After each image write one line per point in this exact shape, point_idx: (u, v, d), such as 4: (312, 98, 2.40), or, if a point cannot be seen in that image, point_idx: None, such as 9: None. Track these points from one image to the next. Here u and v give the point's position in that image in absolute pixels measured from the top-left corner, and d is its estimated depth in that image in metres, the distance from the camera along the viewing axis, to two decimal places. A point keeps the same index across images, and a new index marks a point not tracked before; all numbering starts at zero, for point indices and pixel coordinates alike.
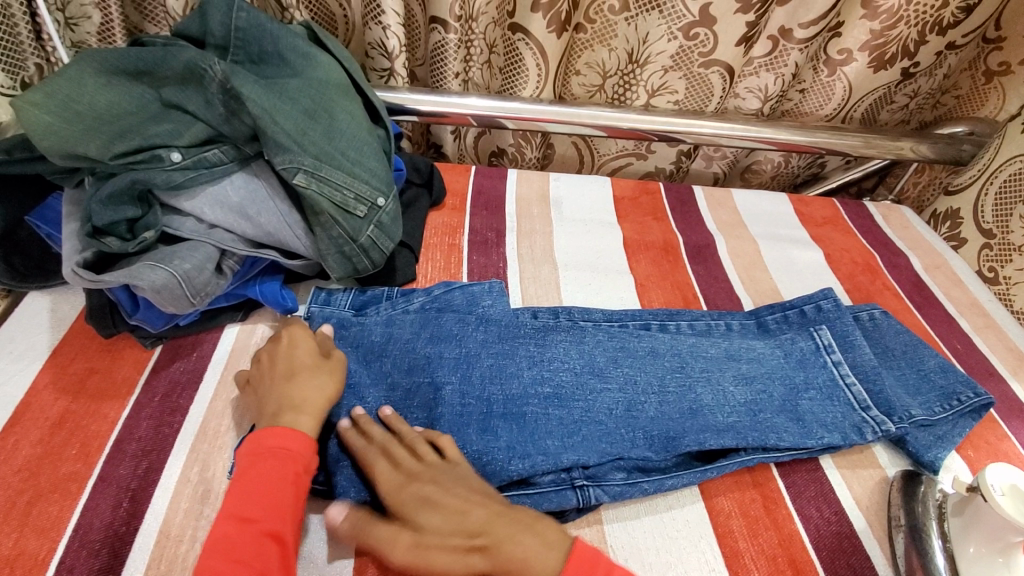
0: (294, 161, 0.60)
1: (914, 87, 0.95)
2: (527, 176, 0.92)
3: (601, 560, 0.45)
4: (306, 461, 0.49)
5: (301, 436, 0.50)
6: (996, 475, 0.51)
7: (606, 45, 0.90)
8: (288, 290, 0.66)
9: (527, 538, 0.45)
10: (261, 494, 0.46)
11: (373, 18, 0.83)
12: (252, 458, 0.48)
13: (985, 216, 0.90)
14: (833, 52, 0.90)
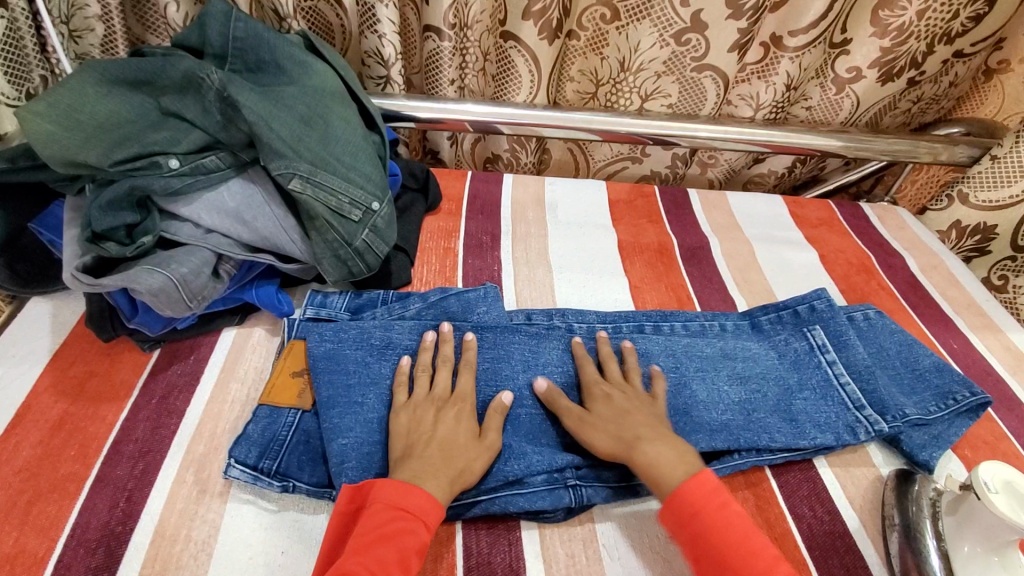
0: (289, 167, 0.61)
1: (918, 94, 0.95)
2: (523, 181, 0.93)
3: (722, 492, 0.48)
4: (430, 529, 0.46)
5: (433, 502, 0.46)
6: (987, 471, 0.51)
7: (599, 54, 0.93)
8: (283, 293, 0.67)
9: (661, 449, 0.52)
10: (385, 550, 0.43)
11: (369, 27, 0.85)
12: (379, 507, 0.45)
13: (1021, 235, 0.86)
14: (842, 69, 0.91)
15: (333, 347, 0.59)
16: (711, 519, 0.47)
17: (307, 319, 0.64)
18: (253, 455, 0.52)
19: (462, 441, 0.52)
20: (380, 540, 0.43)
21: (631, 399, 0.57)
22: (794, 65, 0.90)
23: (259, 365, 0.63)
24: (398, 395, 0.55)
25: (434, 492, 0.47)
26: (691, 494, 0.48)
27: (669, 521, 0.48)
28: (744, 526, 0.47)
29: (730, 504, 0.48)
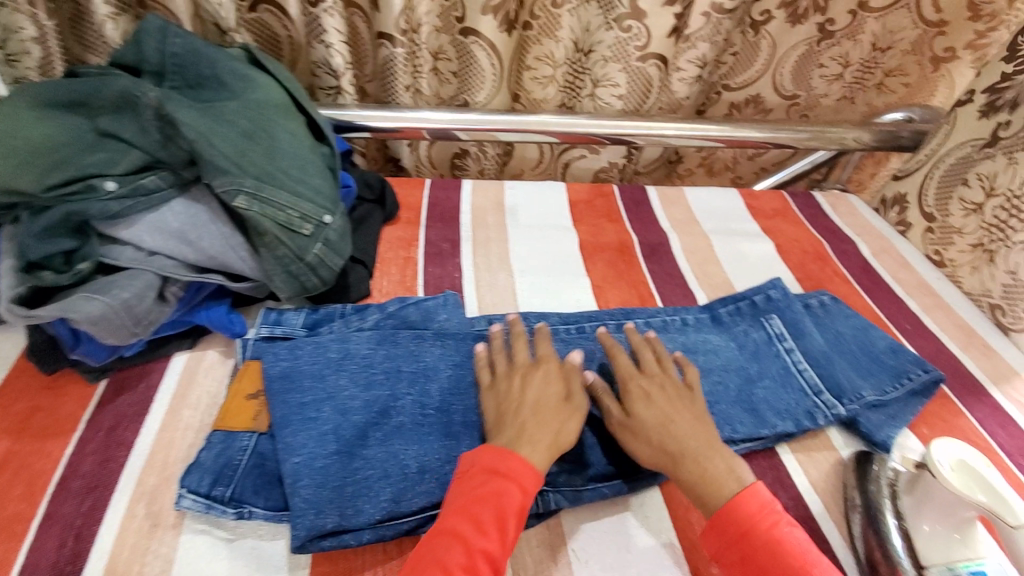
0: (234, 184, 0.60)
1: (840, 52, 0.97)
2: (483, 187, 0.93)
3: (771, 509, 0.48)
4: (527, 493, 0.48)
5: (529, 467, 0.49)
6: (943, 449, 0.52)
7: (552, 38, 0.90)
8: (235, 313, 0.65)
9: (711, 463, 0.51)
10: (479, 510, 0.46)
11: (315, 36, 0.85)
12: (474, 470, 0.49)
13: (926, 201, 0.91)
14: (756, 14, 0.93)
15: (289, 365, 0.58)
16: (763, 539, 0.46)
17: (262, 338, 0.62)
18: (206, 483, 0.51)
19: (553, 409, 0.54)
20: (476, 501, 0.46)
21: (672, 396, 0.57)
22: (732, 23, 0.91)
23: (214, 388, 0.61)
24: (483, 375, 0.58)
25: (531, 457, 0.49)
26: (735, 513, 0.47)
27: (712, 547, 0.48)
28: (800, 546, 0.45)
29: (782, 520, 0.47)
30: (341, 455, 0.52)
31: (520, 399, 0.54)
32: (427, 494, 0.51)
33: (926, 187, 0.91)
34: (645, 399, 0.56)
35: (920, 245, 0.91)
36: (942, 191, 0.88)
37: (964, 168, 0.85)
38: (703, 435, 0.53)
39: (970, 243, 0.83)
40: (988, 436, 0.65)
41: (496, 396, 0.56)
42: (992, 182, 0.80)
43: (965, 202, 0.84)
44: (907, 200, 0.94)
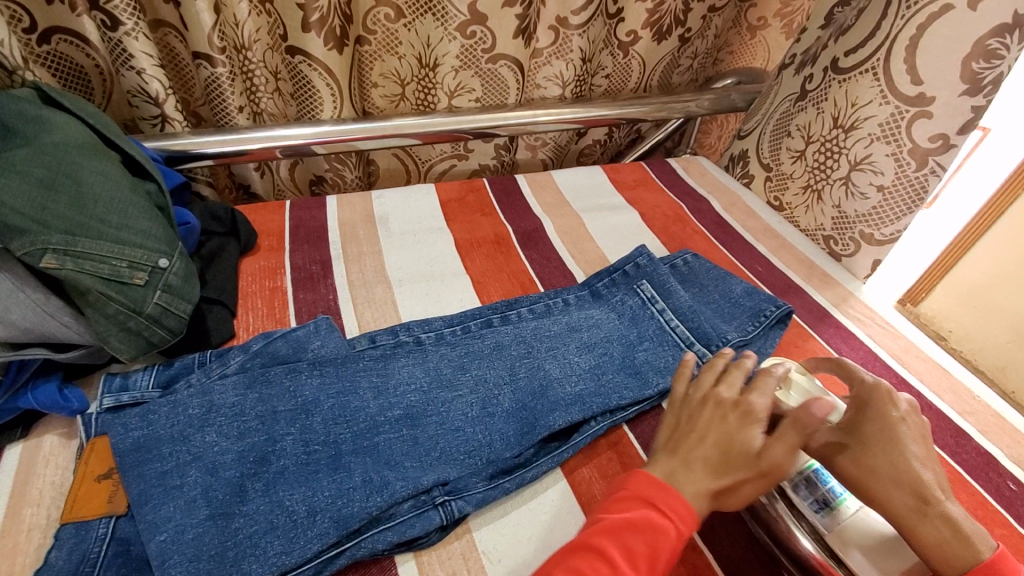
0: (37, 243, 0.52)
1: (693, 50, 1.07)
2: (350, 201, 0.89)
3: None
4: (680, 537, 0.44)
5: (692, 510, 0.45)
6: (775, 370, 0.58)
7: (393, 53, 0.89)
8: (71, 388, 0.57)
9: (912, 509, 0.44)
10: (631, 539, 0.44)
11: (123, 63, 0.75)
12: (632, 502, 0.46)
13: (763, 153, 1.00)
14: (622, 35, 0.98)
15: (143, 435, 0.52)
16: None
17: (106, 410, 0.55)
18: None
19: (741, 447, 0.48)
20: (628, 528, 0.44)
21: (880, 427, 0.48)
22: (585, 40, 0.96)
23: (58, 477, 0.53)
24: (678, 388, 0.55)
25: (693, 499, 0.46)
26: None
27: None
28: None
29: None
30: (215, 519, 0.48)
31: (709, 423, 0.50)
32: (322, 536, 0.48)
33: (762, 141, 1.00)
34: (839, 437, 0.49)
35: (762, 194, 1.01)
36: (773, 144, 0.98)
37: (785, 123, 0.95)
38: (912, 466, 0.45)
39: (800, 186, 0.94)
40: (835, 351, 0.73)
41: (678, 417, 0.53)
42: (807, 132, 0.90)
43: (791, 151, 0.94)
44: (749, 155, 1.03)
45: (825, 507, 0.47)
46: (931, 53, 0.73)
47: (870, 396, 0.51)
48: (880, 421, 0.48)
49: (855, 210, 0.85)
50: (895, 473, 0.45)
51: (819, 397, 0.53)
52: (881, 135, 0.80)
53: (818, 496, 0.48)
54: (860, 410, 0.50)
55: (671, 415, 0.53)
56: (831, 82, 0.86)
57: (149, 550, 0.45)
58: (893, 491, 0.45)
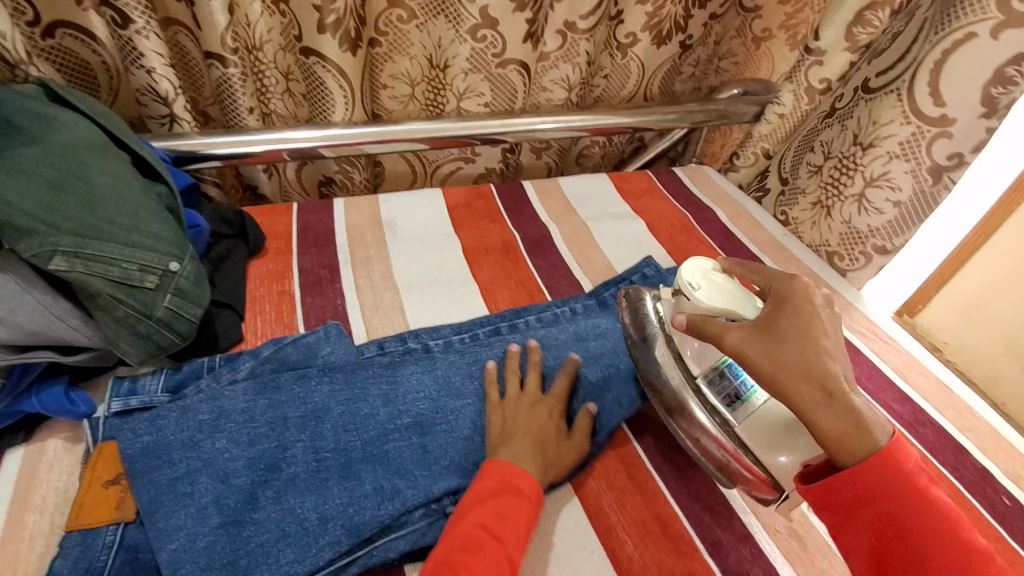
0: (46, 244, 0.52)
1: (696, 57, 1.09)
2: (357, 204, 0.89)
3: (916, 469, 0.44)
4: (535, 505, 0.51)
5: (535, 480, 0.52)
6: (689, 269, 0.56)
7: (405, 54, 0.89)
8: (78, 391, 0.57)
9: (822, 406, 0.45)
10: (500, 520, 0.48)
11: (132, 62, 0.75)
12: (487, 486, 0.51)
13: (785, 166, 1.02)
14: (621, 37, 0.97)
15: (153, 440, 0.52)
16: (895, 496, 0.43)
17: (115, 415, 0.55)
18: None
19: (555, 434, 0.57)
20: (494, 510, 0.49)
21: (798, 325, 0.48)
22: (591, 44, 0.95)
23: (63, 482, 0.53)
24: (492, 393, 0.60)
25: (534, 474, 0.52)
26: (879, 467, 0.43)
27: (834, 500, 0.45)
28: (946, 511, 0.43)
29: (924, 479, 0.44)
30: (227, 527, 0.48)
31: (524, 421, 0.57)
32: (333, 544, 0.48)
33: (787, 156, 1.02)
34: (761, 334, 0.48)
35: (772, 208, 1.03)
36: (796, 160, 1.00)
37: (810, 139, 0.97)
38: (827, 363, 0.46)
39: (812, 202, 0.95)
40: None
41: (502, 415, 0.58)
42: (829, 148, 0.92)
43: (811, 166, 0.96)
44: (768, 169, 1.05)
45: (737, 401, 0.54)
46: (957, 77, 0.74)
47: (789, 300, 0.50)
48: (799, 318, 0.48)
49: (868, 225, 0.87)
50: (806, 368, 0.46)
51: (726, 298, 0.53)
52: (900, 153, 0.82)
53: (730, 392, 0.55)
54: (778, 310, 0.50)
55: (490, 414, 0.58)
56: (859, 101, 0.88)
57: (160, 559, 0.46)
58: (801, 385, 0.46)
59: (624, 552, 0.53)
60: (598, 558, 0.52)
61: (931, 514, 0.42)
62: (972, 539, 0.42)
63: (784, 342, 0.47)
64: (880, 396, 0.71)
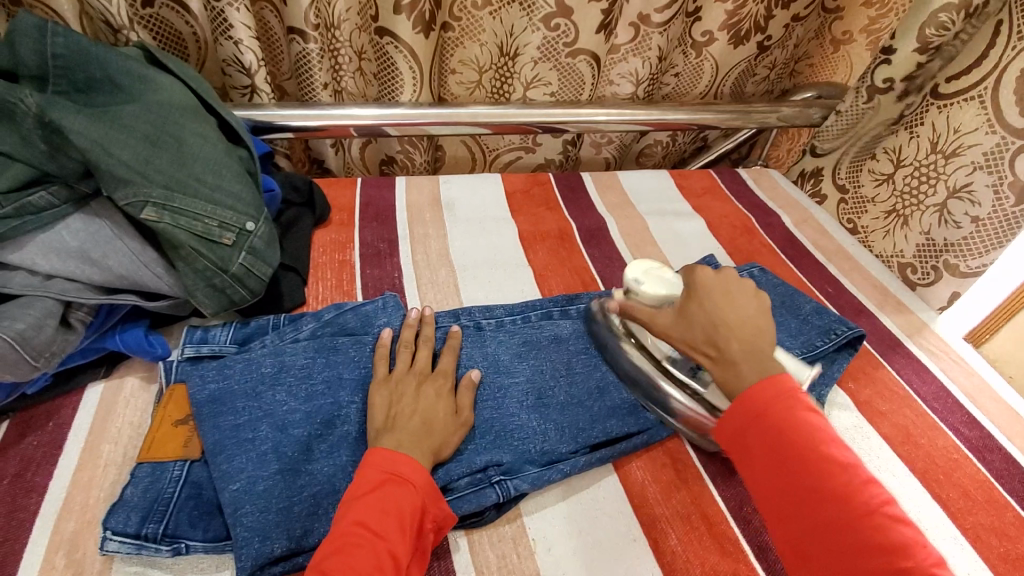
0: (139, 195, 0.55)
1: (771, 59, 1.04)
2: (417, 182, 0.91)
3: (800, 397, 0.44)
4: (421, 492, 0.47)
5: (420, 467, 0.48)
6: (633, 269, 0.60)
7: (476, 41, 0.90)
8: (155, 334, 0.60)
9: (722, 370, 0.48)
10: (384, 512, 0.44)
11: (222, 32, 0.79)
12: (365, 478, 0.46)
13: (839, 174, 0.98)
14: (697, 34, 0.96)
15: (219, 388, 0.54)
16: (772, 424, 0.43)
17: (186, 360, 0.58)
18: (134, 521, 0.46)
19: (443, 417, 0.53)
20: (376, 502, 0.45)
21: (722, 299, 0.50)
22: (665, 39, 0.94)
23: (136, 418, 0.56)
24: (380, 368, 0.57)
25: (420, 460, 0.48)
26: (757, 396, 0.44)
27: (725, 437, 0.45)
28: (825, 435, 0.42)
29: (806, 405, 0.44)
30: (284, 473, 0.50)
31: (412, 403, 0.53)
32: None
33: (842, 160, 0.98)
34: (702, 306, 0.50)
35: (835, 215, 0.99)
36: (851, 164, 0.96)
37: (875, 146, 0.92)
38: (748, 329, 0.49)
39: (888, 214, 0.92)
40: (906, 384, 0.70)
41: (389, 393, 0.54)
42: (899, 154, 0.87)
43: (875, 174, 0.91)
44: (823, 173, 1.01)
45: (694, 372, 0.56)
46: None
47: (696, 282, 0.52)
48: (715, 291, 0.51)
49: (945, 238, 0.81)
50: (708, 336, 0.49)
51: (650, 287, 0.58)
52: (984, 164, 0.76)
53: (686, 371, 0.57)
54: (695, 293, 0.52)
55: (374, 394, 0.54)
56: (930, 106, 0.83)
57: (223, 496, 0.48)
58: (704, 353, 0.50)
59: (668, 545, 0.52)
60: (640, 547, 0.51)
61: (816, 437, 0.42)
62: (854, 461, 0.42)
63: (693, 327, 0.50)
64: (948, 418, 0.67)
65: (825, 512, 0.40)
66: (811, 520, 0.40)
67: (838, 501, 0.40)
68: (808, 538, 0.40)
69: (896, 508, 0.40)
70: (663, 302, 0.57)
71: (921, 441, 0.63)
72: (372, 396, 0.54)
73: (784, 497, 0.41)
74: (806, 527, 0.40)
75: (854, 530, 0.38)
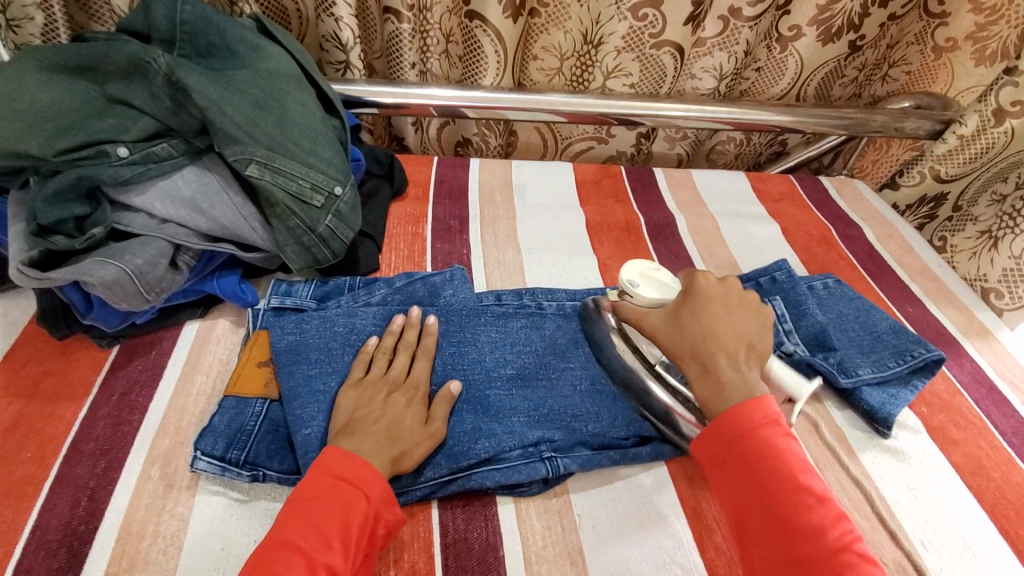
0: (246, 153, 0.60)
1: (862, 60, 0.98)
2: (490, 165, 0.93)
3: (778, 424, 0.46)
4: (373, 501, 0.46)
5: (376, 475, 0.47)
6: (629, 270, 0.61)
7: (561, 28, 0.90)
8: (247, 284, 0.66)
9: (705, 385, 0.50)
10: (327, 520, 0.44)
11: (325, 10, 0.83)
12: (315, 484, 0.46)
13: (966, 197, 0.95)
14: (784, 28, 0.92)
15: (295, 339, 0.59)
16: (751, 445, 0.44)
17: (271, 309, 0.63)
18: (220, 446, 0.51)
19: (410, 424, 0.52)
20: (317, 511, 0.44)
21: (728, 309, 0.54)
22: (754, 33, 0.92)
23: (224, 355, 0.61)
24: (355, 370, 0.56)
25: (377, 468, 0.48)
26: (739, 415, 0.46)
27: (708, 450, 0.46)
28: (799, 463, 0.44)
29: (785, 433, 0.46)
30: None
31: (379, 409, 0.52)
32: (434, 465, 0.52)
33: (970, 185, 0.94)
34: (705, 305, 0.54)
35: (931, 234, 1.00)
36: (980, 188, 0.92)
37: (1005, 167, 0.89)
38: (739, 340, 0.52)
39: (980, 231, 0.90)
40: (984, 415, 0.66)
41: (357, 394, 0.54)
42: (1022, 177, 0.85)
43: (994, 194, 0.89)
44: (948, 197, 0.97)
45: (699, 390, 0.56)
46: None
47: (698, 287, 0.55)
48: (720, 299, 0.54)
49: None
50: (694, 347, 0.52)
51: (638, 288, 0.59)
52: None
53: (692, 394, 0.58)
54: (688, 298, 0.55)
55: (343, 394, 0.54)
56: None
57: (296, 436, 0.52)
58: (688, 363, 0.52)
59: (712, 541, 0.52)
60: (683, 538, 0.52)
61: (793, 467, 0.43)
62: (825, 494, 0.43)
63: (681, 327, 0.53)
64: None
65: (801, 545, 0.40)
66: (772, 542, 0.41)
67: (812, 532, 0.41)
68: (767, 560, 0.41)
69: (862, 545, 0.41)
70: (657, 304, 0.58)
71: (994, 474, 0.60)
72: (340, 398, 0.54)
73: (748, 514, 0.43)
74: (774, 550, 0.41)
75: (827, 561, 0.40)
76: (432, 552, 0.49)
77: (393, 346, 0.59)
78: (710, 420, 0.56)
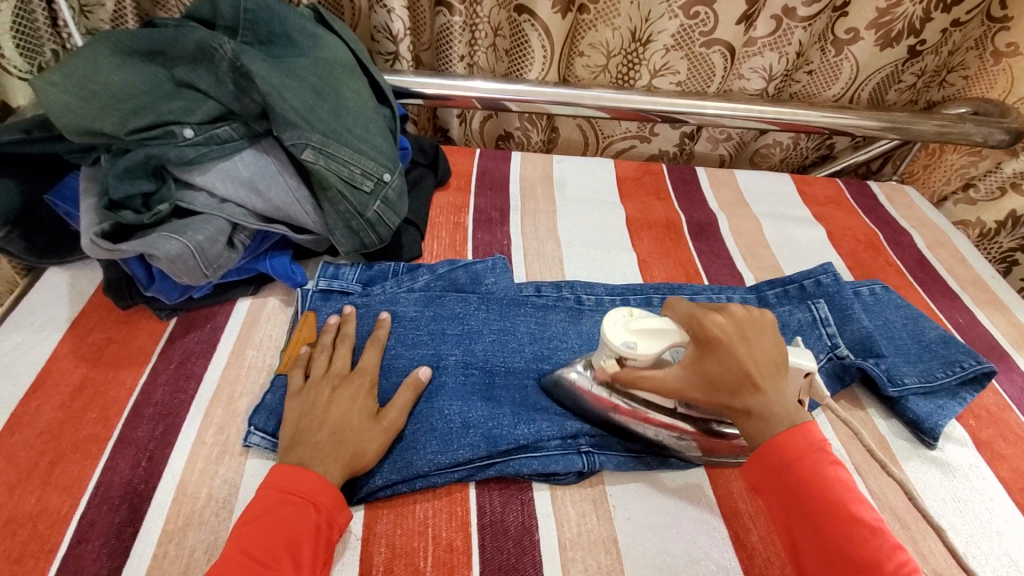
0: (302, 137, 0.62)
1: (921, 66, 0.95)
2: (532, 159, 0.93)
3: (826, 451, 0.44)
4: (324, 509, 0.46)
5: (323, 483, 0.47)
6: (612, 329, 0.49)
7: (610, 25, 0.90)
8: (296, 264, 0.68)
9: (751, 424, 0.47)
10: (272, 537, 0.43)
11: (377, 2, 0.85)
12: (259, 503, 0.46)
13: None
14: (840, 31, 0.90)
15: (341, 321, 0.61)
16: (796, 475, 0.43)
17: (320, 291, 0.65)
18: (273, 421, 0.54)
19: (358, 423, 0.51)
20: (263, 530, 0.44)
21: (751, 344, 0.48)
22: (807, 34, 0.90)
23: (275, 332, 0.64)
24: (321, 362, 0.56)
25: (326, 475, 0.47)
26: (784, 445, 0.44)
27: (753, 478, 0.46)
28: (848, 493, 0.43)
29: (834, 461, 0.44)
30: None
31: (321, 413, 0.51)
32: (473, 447, 0.53)
33: None
34: (725, 347, 0.47)
35: None
36: None
37: None
38: (773, 373, 0.47)
39: None
40: None
41: (301, 404, 0.53)
42: None
43: None
44: None
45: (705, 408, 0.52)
46: None
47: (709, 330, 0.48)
48: (733, 334, 0.48)
49: None
50: (734, 395, 0.47)
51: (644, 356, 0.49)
52: None
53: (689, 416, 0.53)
54: (704, 347, 0.48)
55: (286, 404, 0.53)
56: None
57: None
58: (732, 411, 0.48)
59: (748, 539, 0.52)
60: (717, 536, 0.52)
61: (842, 498, 0.42)
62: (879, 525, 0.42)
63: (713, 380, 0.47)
64: None
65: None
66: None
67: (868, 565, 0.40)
68: None
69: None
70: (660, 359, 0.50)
71: None
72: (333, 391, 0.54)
73: (802, 547, 0.42)
74: None
75: None
76: (469, 532, 0.51)
77: (331, 341, 0.59)
78: (715, 432, 0.54)
